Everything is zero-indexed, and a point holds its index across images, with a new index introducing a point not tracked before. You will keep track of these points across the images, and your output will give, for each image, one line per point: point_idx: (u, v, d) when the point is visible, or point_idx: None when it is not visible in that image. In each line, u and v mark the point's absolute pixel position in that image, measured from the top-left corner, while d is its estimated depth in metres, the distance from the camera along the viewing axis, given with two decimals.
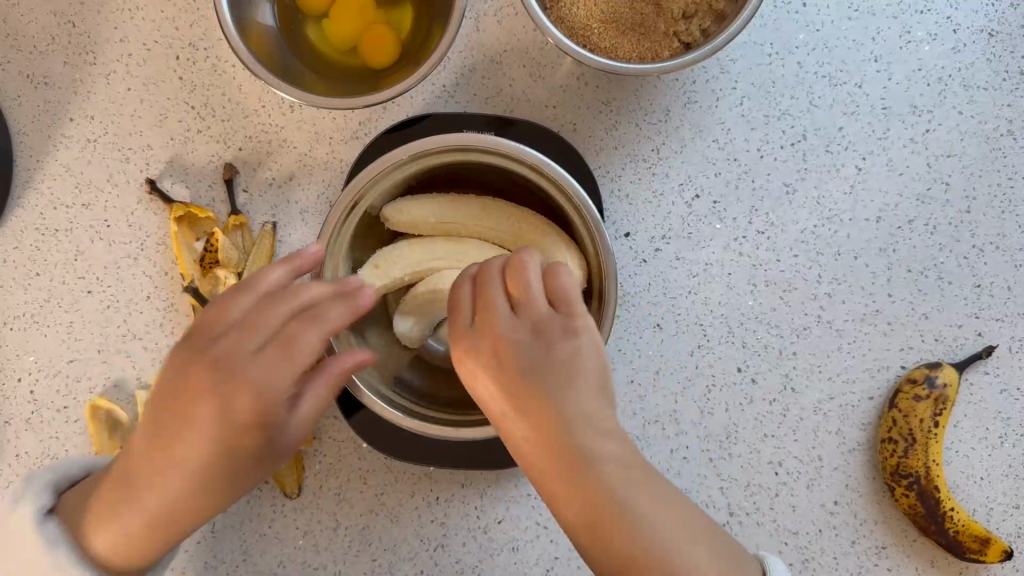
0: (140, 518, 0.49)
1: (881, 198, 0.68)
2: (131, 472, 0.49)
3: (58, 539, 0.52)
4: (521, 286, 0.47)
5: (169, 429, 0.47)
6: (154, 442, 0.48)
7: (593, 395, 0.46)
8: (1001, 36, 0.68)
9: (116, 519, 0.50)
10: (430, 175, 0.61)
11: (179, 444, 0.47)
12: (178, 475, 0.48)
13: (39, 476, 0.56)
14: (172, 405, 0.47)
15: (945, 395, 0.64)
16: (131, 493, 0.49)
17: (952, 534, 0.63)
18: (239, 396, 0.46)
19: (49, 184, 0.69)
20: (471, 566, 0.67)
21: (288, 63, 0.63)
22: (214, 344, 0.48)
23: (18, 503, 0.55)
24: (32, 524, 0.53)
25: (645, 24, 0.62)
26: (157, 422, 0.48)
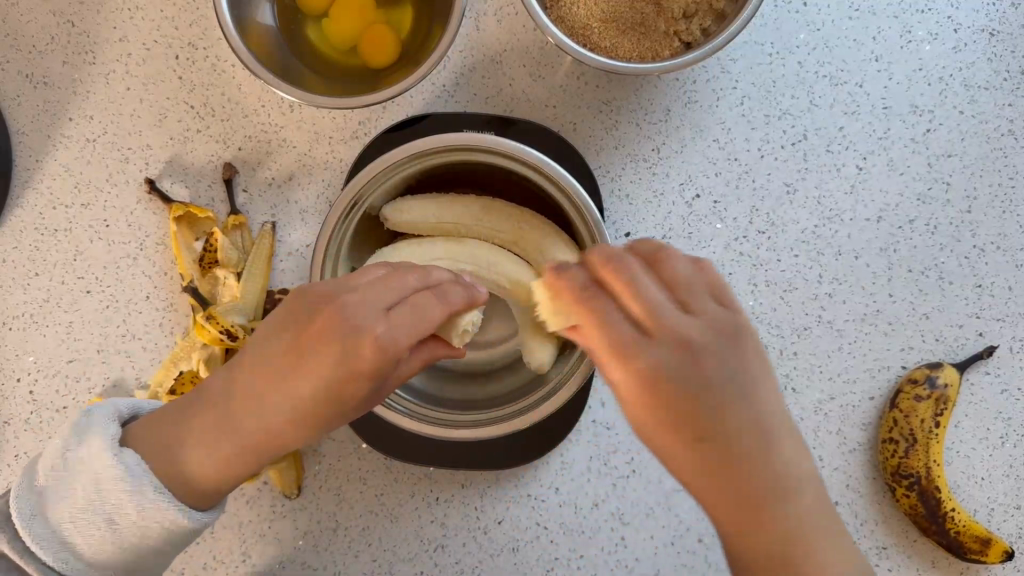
0: (218, 452, 0.50)
1: (881, 198, 0.68)
2: (224, 406, 0.50)
3: (138, 470, 0.51)
4: (677, 284, 0.42)
5: (276, 372, 0.48)
6: (257, 380, 0.49)
7: (765, 398, 0.42)
8: (1001, 35, 0.68)
9: (196, 450, 0.51)
10: (430, 174, 0.61)
11: (280, 387, 0.48)
12: (273, 411, 0.48)
13: (100, 412, 0.54)
14: (288, 349, 0.48)
15: (946, 395, 0.64)
16: (218, 427, 0.50)
17: (953, 534, 0.63)
18: (360, 348, 0.45)
19: (48, 184, 0.69)
20: (471, 566, 0.66)
21: (288, 62, 0.63)
22: (345, 295, 0.47)
23: (76, 439, 0.53)
24: (109, 452, 0.52)
25: (645, 24, 0.61)
26: (268, 362, 0.48)
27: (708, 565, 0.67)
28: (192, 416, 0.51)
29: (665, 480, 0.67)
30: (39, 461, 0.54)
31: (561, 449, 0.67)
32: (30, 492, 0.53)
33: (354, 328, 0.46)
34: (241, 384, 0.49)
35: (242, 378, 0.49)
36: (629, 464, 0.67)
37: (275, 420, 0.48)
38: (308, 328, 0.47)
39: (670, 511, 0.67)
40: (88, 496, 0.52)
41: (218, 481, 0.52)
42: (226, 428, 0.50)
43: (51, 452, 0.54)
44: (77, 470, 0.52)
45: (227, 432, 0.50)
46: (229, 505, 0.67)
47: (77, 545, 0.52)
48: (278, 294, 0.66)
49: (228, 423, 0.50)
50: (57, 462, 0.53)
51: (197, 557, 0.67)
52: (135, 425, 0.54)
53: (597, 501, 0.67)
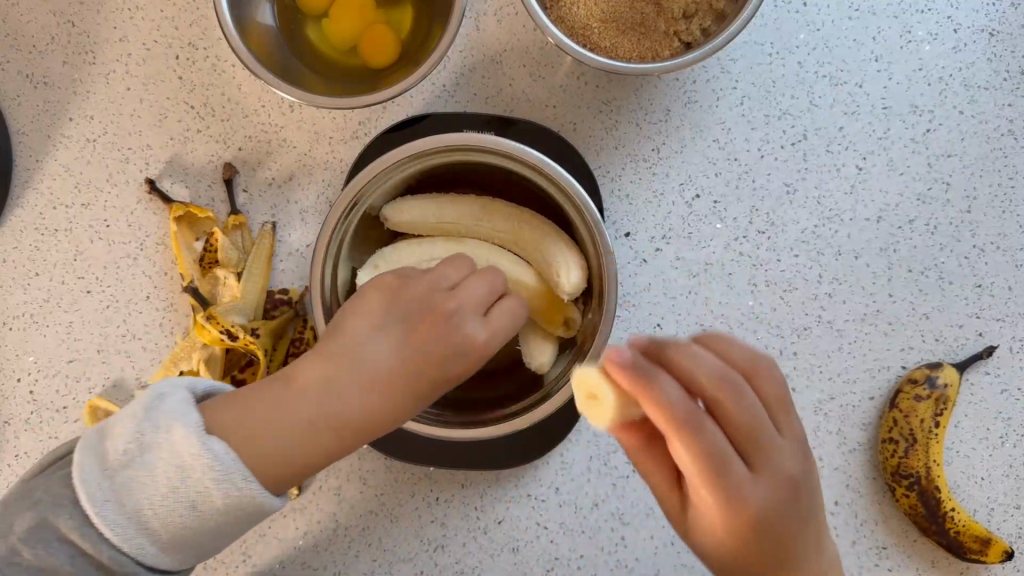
0: (318, 435, 0.47)
1: (881, 198, 0.68)
2: (321, 390, 0.48)
3: (229, 458, 0.46)
4: (768, 401, 0.50)
5: (388, 356, 0.49)
6: (361, 363, 0.49)
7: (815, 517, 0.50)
8: (1001, 35, 0.68)
9: (291, 435, 0.47)
10: (431, 174, 0.61)
11: (395, 371, 0.49)
12: (390, 387, 0.49)
13: (172, 392, 0.48)
14: (402, 336, 0.50)
15: (945, 395, 0.64)
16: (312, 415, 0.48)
17: (953, 534, 0.63)
18: (478, 334, 0.50)
19: (48, 184, 0.69)
20: (471, 566, 0.67)
21: (288, 62, 0.63)
22: (454, 288, 0.52)
23: (151, 421, 0.46)
24: (196, 438, 0.46)
25: (645, 24, 0.61)
26: (376, 348, 0.49)
27: None
28: (273, 402, 0.48)
29: None
30: (102, 440, 0.47)
31: (561, 449, 0.67)
32: (97, 475, 0.46)
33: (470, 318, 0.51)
34: (340, 369, 0.48)
35: (343, 362, 0.49)
36: (629, 465, 0.67)
37: (383, 404, 0.49)
38: (422, 317, 0.50)
39: None
40: (172, 483, 0.45)
41: (304, 473, 0.48)
42: (326, 412, 0.48)
43: (115, 432, 0.47)
44: (158, 456, 0.45)
45: (325, 416, 0.47)
46: None
47: (154, 533, 0.46)
48: (278, 294, 0.66)
49: (327, 409, 0.48)
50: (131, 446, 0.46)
51: None
52: (208, 408, 0.48)
53: (597, 501, 0.67)
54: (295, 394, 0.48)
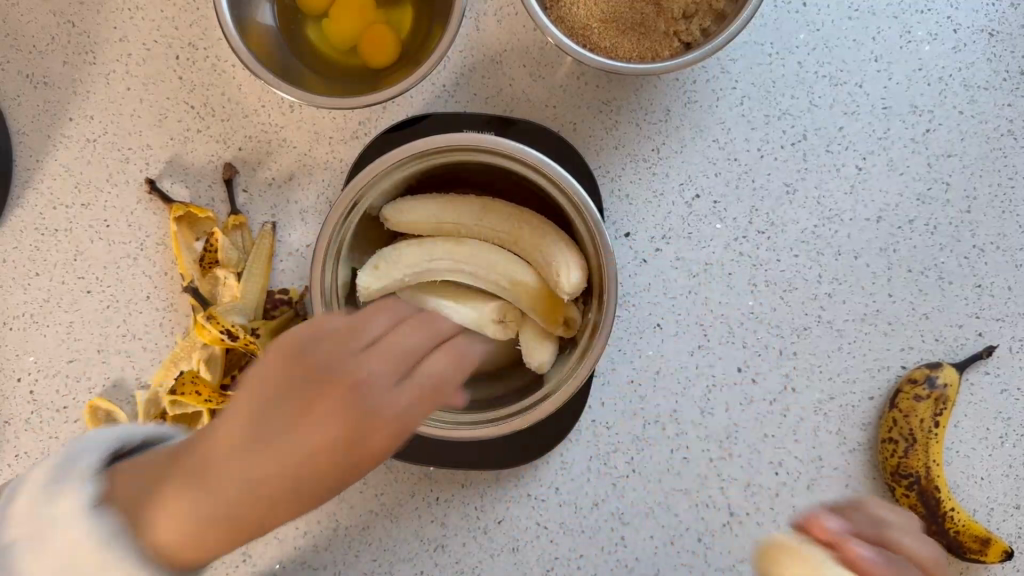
0: (200, 522, 0.44)
1: (881, 198, 0.68)
2: (232, 474, 0.44)
3: (111, 535, 0.45)
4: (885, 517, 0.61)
5: (295, 438, 0.44)
6: (277, 438, 0.44)
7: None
8: (1001, 36, 0.68)
9: (161, 517, 0.45)
10: (431, 173, 0.61)
11: (308, 453, 0.44)
12: (274, 473, 0.43)
13: (85, 453, 0.49)
14: (298, 411, 0.44)
15: (945, 395, 0.64)
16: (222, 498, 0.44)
17: (953, 534, 0.63)
18: (381, 412, 0.45)
19: (49, 183, 0.69)
20: (471, 566, 0.67)
21: (288, 62, 0.63)
22: (348, 356, 0.46)
23: (48, 488, 0.47)
24: (78, 509, 0.45)
25: (645, 24, 0.62)
26: (286, 433, 0.44)
27: (708, 565, 0.67)
28: (191, 486, 0.44)
29: (665, 479, 0.67)
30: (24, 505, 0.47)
31: (561, 449, 0.67)
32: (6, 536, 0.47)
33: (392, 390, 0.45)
34: (250, 446, 0.44)
35: (251, 432, 0.44)
36: (629, 464, 0.67)
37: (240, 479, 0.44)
38: (317, 384, 0.45)
39: (670, 511, 0.67)
40: (54, 560, 0.45)
41: (218, 551, 0.45)
42: (239, 499, 0.44)
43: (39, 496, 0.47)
44: (56, 529, 0.45)
45: (229, 500, 0.44)
46: None
47: None
48: (277, 294, 0.66)
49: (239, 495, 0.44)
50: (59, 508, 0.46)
51: None
52: (114, 475, 0.47)
53: (597, 501, 0.67)
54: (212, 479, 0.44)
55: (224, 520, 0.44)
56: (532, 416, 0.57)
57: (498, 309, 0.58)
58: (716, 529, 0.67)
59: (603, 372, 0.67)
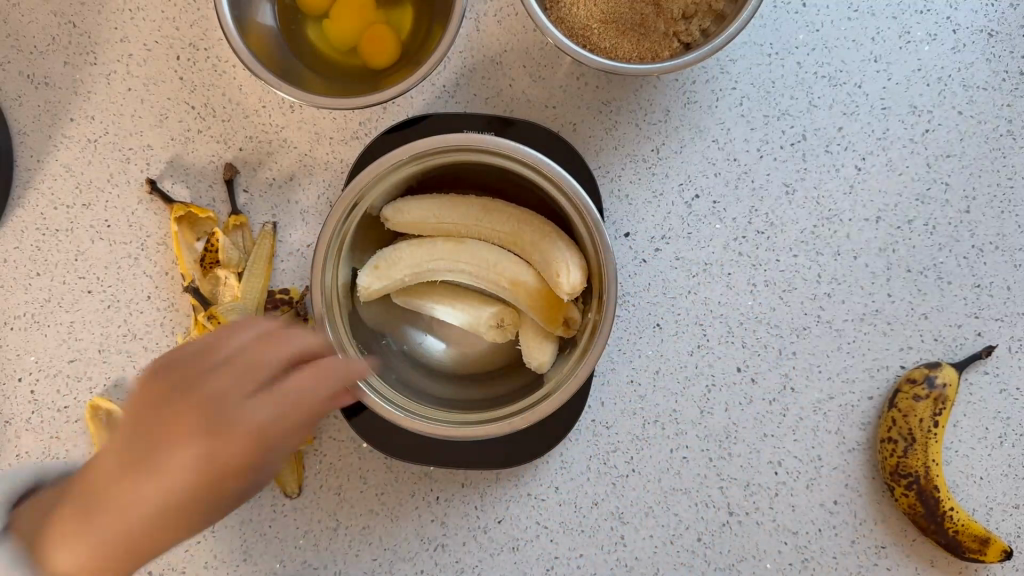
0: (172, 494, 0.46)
1: (881, 198, 0.68)
2: (136, 475, 0.47)
3: None
4: None
5: (208, 456, 0.46)
6: (158, 463, 0.46)
7: None
8: (1001, 36, 0.68)
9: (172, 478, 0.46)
10: (430, 173, 0.61)
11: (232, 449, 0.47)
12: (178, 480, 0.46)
13: None
14: (176, 435, 0.46)
15: (945, 395, 0.64)
16: (107, 508, 0.47)
17: (952, 534, 0.63)
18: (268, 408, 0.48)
19: (49, 183, 0.69)
20: (472, 566, 0.67)
21: (288, 62, 0.63)
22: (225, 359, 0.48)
23: None
24: None
25: (645, 24, 0.62)
26: (170, 443, 0.46)
27: (707, 565, 0.67)
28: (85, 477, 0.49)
29: (665, 479, 0.67)
30: None
31: (560, 449, 0.67)
32: None
33: (247, 405, 0.47)
34: (236, 459, 0.47)
35: (178, 436, 0.46)
36: (628, 464, 0.67)
37: (192, 485, 0.46)
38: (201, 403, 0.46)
39: (669, 511, 0.67)
40: None
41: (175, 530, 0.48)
42: (133, 483, 0.47)
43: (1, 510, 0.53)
44: None
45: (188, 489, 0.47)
46: None
47: None
48: (278, 294, 0.66)
49: (188, 499, 0.46)
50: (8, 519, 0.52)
51: (198, 557, 0.67)
52: None
53: (597, 501, 0.67)
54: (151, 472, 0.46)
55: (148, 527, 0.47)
56: (528, 417, 0.56)
57: (495, 313, 0.61)
58: (715, 529, 0.67)
59: (603, 372, 0.67)
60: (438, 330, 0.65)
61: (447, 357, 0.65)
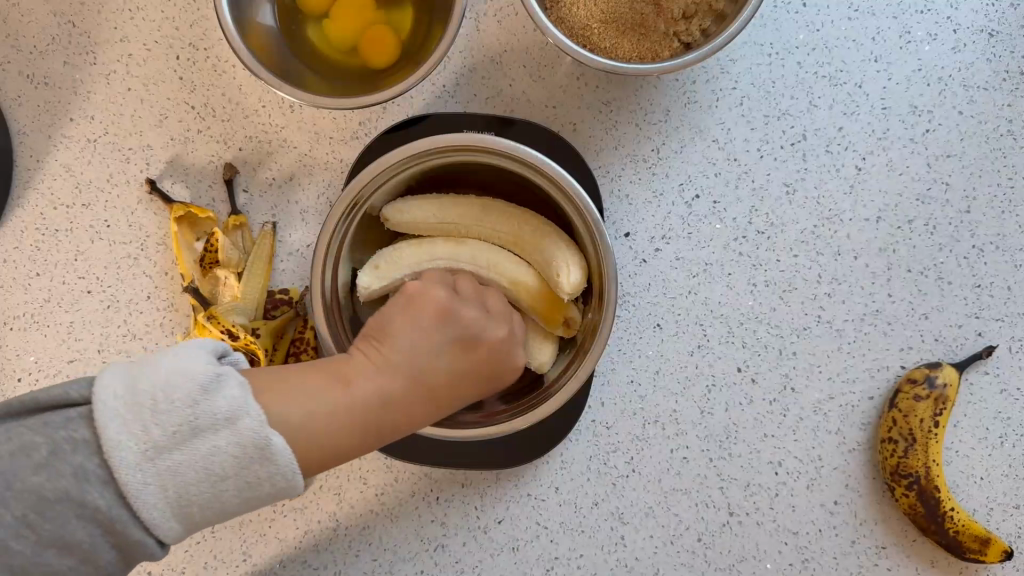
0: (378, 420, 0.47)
1: (881, 198, 0.68)
2: (355, 392, 0.46)
3: None
4: None
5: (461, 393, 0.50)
6: (426, 379, 0.48)
7: None
8: (1001, 36, 0.68)
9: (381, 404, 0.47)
10: (431, 173, 0.61)
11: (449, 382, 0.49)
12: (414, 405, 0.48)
13: None
14: (468, 355, 0.50)
15: (945, 395, 0.64)
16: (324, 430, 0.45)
17: (953, 534, 0.63)
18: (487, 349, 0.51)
19: (49, 183, 0.69)
20: (472, 566, 0.67)
21: (288, 61, 0.63)
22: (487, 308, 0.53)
23: None
24: None
25: (645, 24, 0.61)
26: (437, 357, 0.49)
27: (707, 565, 0.67)
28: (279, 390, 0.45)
29: (665, 479, 0.67)
30: None
31: (560, 449, 0.67)
32: None
33: (501, 347, 0.52)
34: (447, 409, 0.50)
35: (405, 383, 0.48)
36: (628, 464, 0.67)
37: (432, 412, 0.49)
38: (478, 339, 0.51)
39: (669, 511, 0.67)
40: None
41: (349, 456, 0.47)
42: (363, 407, 0.46)
43: (221, 393, 0.42)
44: None
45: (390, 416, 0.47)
46: None
47: None
48: (278, 294, 0.67)
49: (398, 419, 0.48)
50: (227, 412, 0.42)
51: (197, 557, 0.67)
52: None
53: (597, 501, 0.67)
54: (397, 403, 0.47)
55: (345, 441, 0.46)
56: (519, 420, 0.56)
57: None
58: (716, 529, 0.67)
59: (603, 372, 0.67)
60: None
61: None
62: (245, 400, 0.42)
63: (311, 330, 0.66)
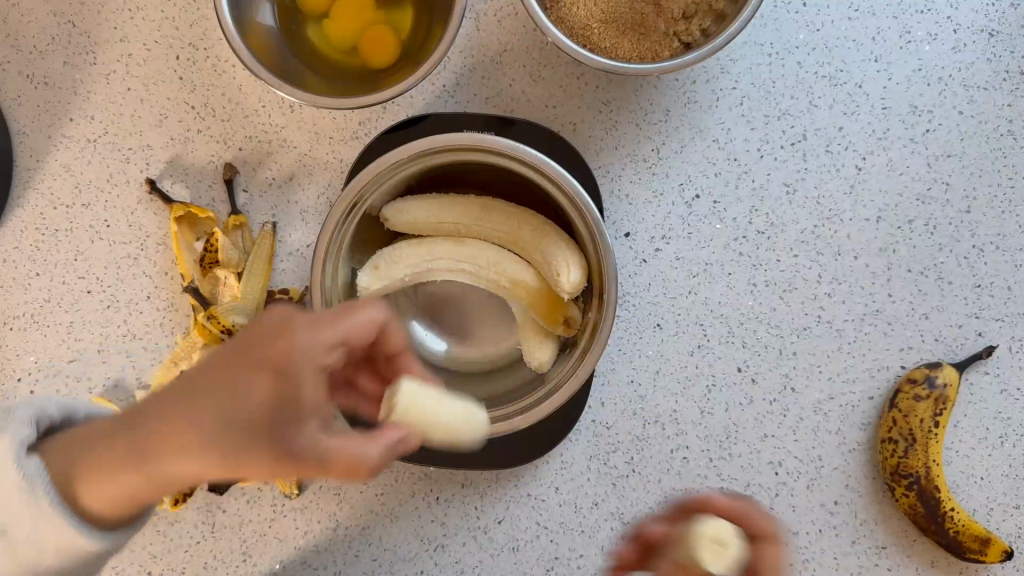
0: (156, 445, 0.47)
1: (881, 198, 0.68)
2: (137, 419, 0.49)
3: None
4: None
5: (230, 400, 0.46)
6: (196, 396, 0.47)
7: None
8: (1001, 36, 0.68)
9: (162, 430, 0.47)
10: (430, 173, 0.61)
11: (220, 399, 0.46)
12: (184, 429, 0.46)
13: None
14: (232, 366, 0.47)
15: (945, 395, 0.64)
16: (109, 462, 0.48)
17: (953, 534, 0.63)
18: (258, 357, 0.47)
19: (49, 183, 0.69)
20: (472, 566, 0.67)
21: (288, 61, 0.63)
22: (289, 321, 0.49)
23: None
24: None
25: (645, 23, 0.61)
26: (205, 378, 0.47)
27: None
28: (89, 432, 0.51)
29: (665, 479, 0.67)
30: None
31: (560, 449, 0.67)
32: None
33: (264, 355, 0.47)
34: (221, 402, 0.46)
35: (178, 407, 0.47)
36: (628, 465, 0.67)
37: (203, 439, 0.46)
38: (245, 349, 0.48)
39: None
40: None
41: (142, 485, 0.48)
42: (146, 438, 0.47)
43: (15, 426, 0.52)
44: None
45: (168, 439, 0.47)
46: (229, 504, 0.67)
47: None
48: (277, 294, 0.67)
49: (180, 448, 0.46)
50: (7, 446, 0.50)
51: (198, 557, 0.67)
52: None
53: (597, 501, 0.67)
54: (161, 438, 0.47)
55: (131, 477, 0.48)
56: (519, 421, 0.56)
57: None
58: None
59: (604, 372, 0.67)
60: (439, 329, 0.67)
61: (448, 356, 0.67)
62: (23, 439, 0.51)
63: None
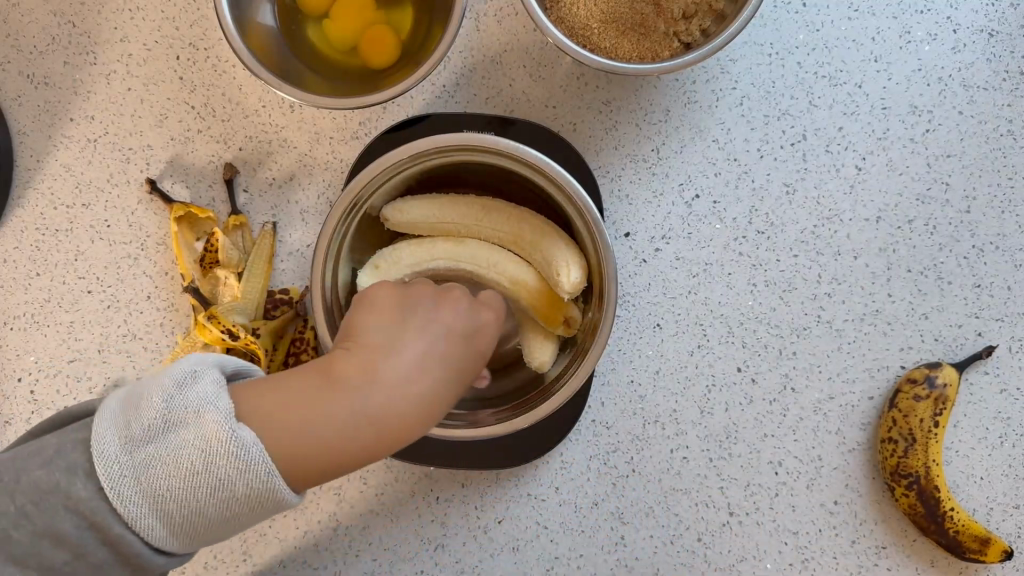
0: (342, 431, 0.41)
1: (881, 198, 0.68)
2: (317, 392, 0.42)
3: None
4: None
5: (434, 367, 0.44)
6: (392, 353, 0.43)
7: None
8: (1001, 36, 0.68)
9: (342, 405, 0.41)
10: (430, 173, 0.61)
11: (423, 372, 0.43)
12: (405, 406, 0.42)
13: None
14: (423, 324, 0.45)
15: (945, 395, 0.64)
16: (284, 444, 0.40)
17: (953, 534, 0.63)
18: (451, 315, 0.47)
19: (49, 184, 0.69)
20: (471, 565, 0.67)
21: (288, 61, 0.63)
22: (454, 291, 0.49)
23: None
24: None
25: (645, 24, 0.61)
26: (398, 348, 0.43)
27: (707, 565, 0.67)
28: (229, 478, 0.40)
29: (665, 479, 0.67)
30: None
31: (560, 449, 0.67)
32: None
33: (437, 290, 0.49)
34: (371, 334, 0.45)
35: (365, 362, 0.43)
36: (628, 465, 0.67)
37: (422, 413, 0.43)
38: (438, 320, 0.46)
39: (669, 511, 0.67)
40: None
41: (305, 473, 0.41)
42: (340, 412, 0.41)
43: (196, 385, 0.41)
44: None
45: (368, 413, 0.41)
46: None
47: None
48: (278, 294, 0.66)
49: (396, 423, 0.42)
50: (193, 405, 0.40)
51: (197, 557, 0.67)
52: None
53: (597, 501, 0.67)
54: (366, 404, 0.42)
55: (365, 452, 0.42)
56: (519, 421, 0.56)
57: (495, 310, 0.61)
58: (715, 529, 0.67)
59: (604, 372, 0.67)
60: None
61: None
62: (218, 394, 0.41)
63: (311, 331, 0.66)
